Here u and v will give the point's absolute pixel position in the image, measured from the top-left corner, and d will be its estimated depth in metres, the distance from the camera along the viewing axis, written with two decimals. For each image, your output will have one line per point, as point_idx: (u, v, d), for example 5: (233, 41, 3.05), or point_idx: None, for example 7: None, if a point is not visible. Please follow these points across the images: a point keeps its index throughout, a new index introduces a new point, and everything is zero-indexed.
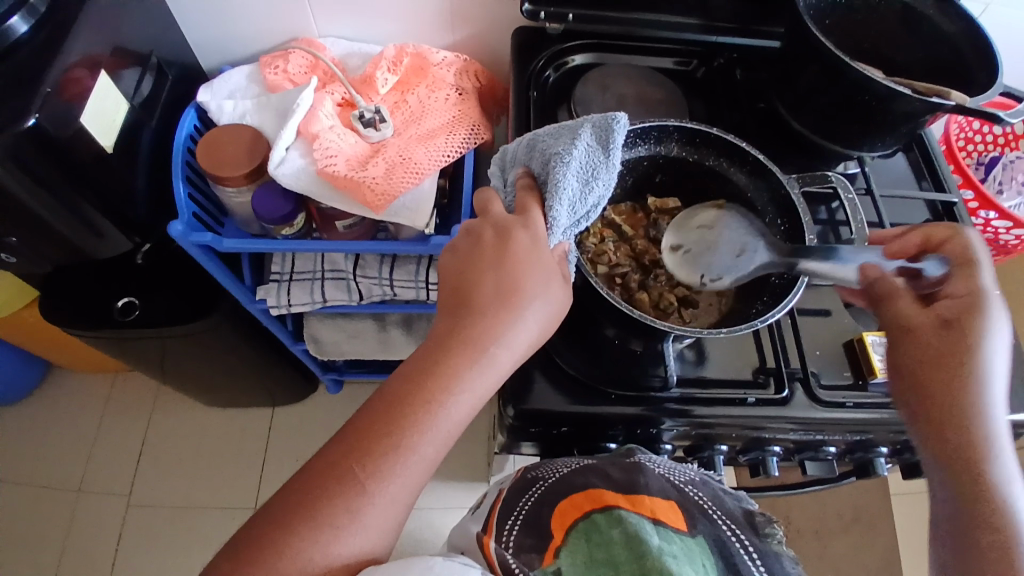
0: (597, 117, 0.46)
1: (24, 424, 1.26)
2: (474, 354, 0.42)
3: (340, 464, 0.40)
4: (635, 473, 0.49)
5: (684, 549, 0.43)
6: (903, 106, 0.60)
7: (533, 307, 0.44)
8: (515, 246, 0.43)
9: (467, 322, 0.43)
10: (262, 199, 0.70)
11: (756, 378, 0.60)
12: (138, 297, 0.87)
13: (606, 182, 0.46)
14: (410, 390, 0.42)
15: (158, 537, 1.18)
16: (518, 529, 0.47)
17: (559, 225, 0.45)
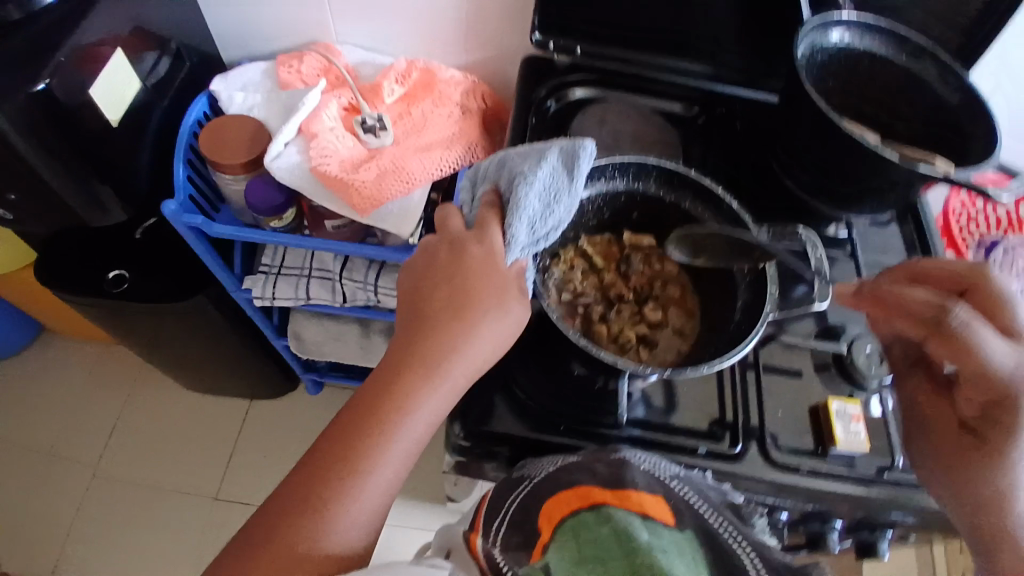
0: (565, 142, 0.46)
1: (8, 381, 1.28)
2: (429, 370, 0.44)
3: (302, 488, 0.42)
4: (621, 469, 0.49)
5: (673, 543, 0.43)
6: (896, 172, 0.60)
7: (489, 319, 0.45)
8: (469, 262, 0.45)
9: (421, 338, 0.45)
10: (255, 189, 0.72)
11: (711, 430, 0.59)
12: (129, 270, 0.89)
13: (567, 206, 0.46)
14: (365, 410, 0.43)
15: (118, 512, 1.18)
16: (506, 527, 0.49)
17: (518, 242, 0.45)
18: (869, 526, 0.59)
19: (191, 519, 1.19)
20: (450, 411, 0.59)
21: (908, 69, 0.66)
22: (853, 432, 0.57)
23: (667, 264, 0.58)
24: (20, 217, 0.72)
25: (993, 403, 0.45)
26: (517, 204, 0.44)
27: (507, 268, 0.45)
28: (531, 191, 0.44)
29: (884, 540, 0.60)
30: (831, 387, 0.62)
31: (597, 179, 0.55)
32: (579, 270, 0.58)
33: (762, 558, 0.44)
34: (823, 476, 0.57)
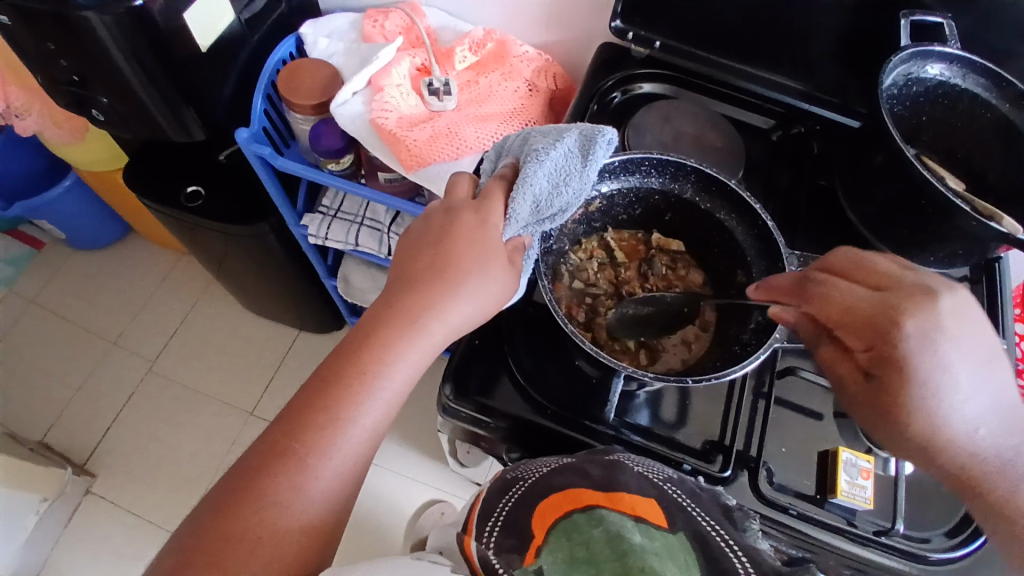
0: (585, 127, 0.49)
1: (96, 270, 1.42)
2: (407, 326, 0.45)
3: (281, 441, 0.43)
4: (614, 471, 0.47)
5: (664, 546, 0.41)
6: (964, 228, 0.55)
7: (473, 283, 0.46)
8: (461, 227, 0.47)
9: (407, 298, 0.46)
10: (320, 133, 0.75)
11: (703, 450, 0.57)
12: (204, 189, 0.97)
13: (576, 189, 0.49)
14: (345, 365, 0.45)
15: (162, 406, 1.29)
16: (500, 529, 0.45)
17: (517, 217, 0.47)
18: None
19: (223, 428, 1.28)
20: (445, 372, 0.59)
21: (1008, 118, 0.60)
22: (858, 486, 0.53)
23: (691, 273, 0.59)
24: (112, 122, 0.79)
25: (877, 341, 0.44)
26: (525, 177, 0.46)
27: (505, 238, 0.48)
28: (540, 165, 0.47)
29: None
30: (846, 438, 0.57)
31: (630, 174, 0.53)
32: (599, 257, 0.59)
33: (750, 558, 0.42)
34: (818, 523, 0.53)
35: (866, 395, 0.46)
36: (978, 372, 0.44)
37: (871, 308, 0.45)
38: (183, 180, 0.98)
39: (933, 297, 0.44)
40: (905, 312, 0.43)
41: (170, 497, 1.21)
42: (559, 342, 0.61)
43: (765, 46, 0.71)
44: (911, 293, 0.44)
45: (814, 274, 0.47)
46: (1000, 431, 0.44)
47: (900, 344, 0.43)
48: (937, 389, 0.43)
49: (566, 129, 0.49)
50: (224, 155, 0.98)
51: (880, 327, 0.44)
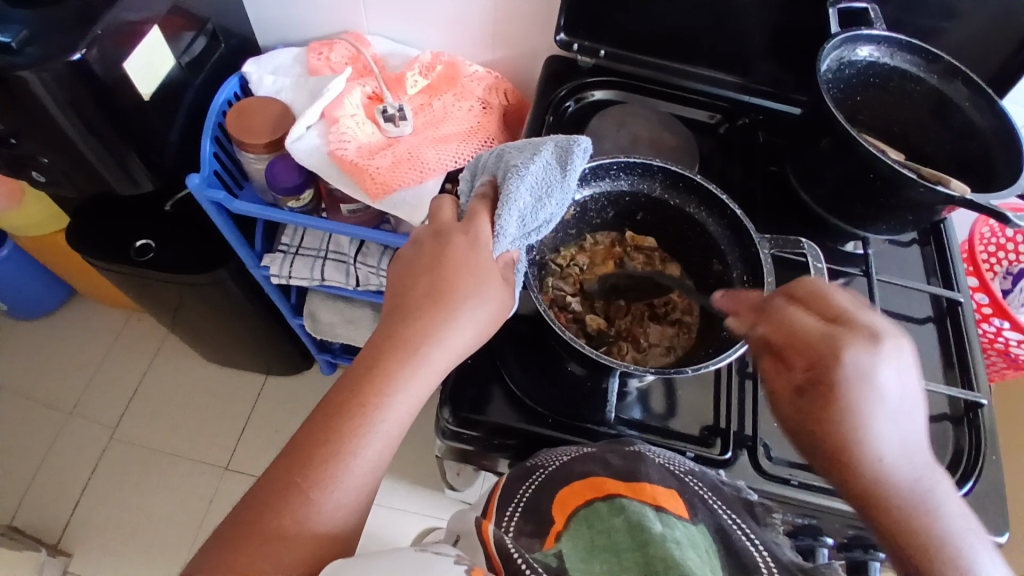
0: (560, 138, 0.50)
1: (40, 340, 1.34)
2: (408, 354, 0.45)
3: (284, 476, 0.42)
4: (636, 462, 0.48)
5: (686, 536, 0.42)
6: (911, 193, 0.59)
7: (471, 308, 0.47)
8: (452, 249, 0.47)
9: (403, 326, 0.46)
10: (276, 169, 0.74)
11: (702, 436, 0.58)
12: (154, 241, 0.93)
13: (558, 201, 0.50)
14: (347, 397, 0.44)
15: (129, 473, 1.22)
16: (519, 514, 0.48)
17: (506, 235, 0.48)
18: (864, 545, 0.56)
19: (199, 487, 1.22)
20: (441, 396, 0.59)
21: (939, 90, 0.64)
22: None
23: (670, 266, 0.59)
24: (55, 181, 0.76)
25: (811, 362, 0.44)
26: (509, 193, 0.47)
27: (496, 255, 0.49)
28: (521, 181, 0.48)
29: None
30: None
31: (602, 180, 0.54)
32: (580, 262, 0.59)
33: (772, 553, 0.43)
34: (822, 493, 0.55)
35: (798, 417, 0.45)
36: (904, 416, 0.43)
37: (816, 335, 0.44)
38: (131, 234, 0.94)
39: (881, 341, 0.43)
40: (845, 343, 0.43)
41: (150, 566, 1.14)
42: (545, 347, 0.62)
43: (705, 46, 0.74)
44: (859, 327, 0.44)
45: (770, 295, 0.47)
46: (922, 484, 0.42)
47: (835, 365, 0.43)
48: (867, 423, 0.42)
49: (541, 142, 0.51)
50: (170, 204, 0.96)
51: (819, 350, 0.44)
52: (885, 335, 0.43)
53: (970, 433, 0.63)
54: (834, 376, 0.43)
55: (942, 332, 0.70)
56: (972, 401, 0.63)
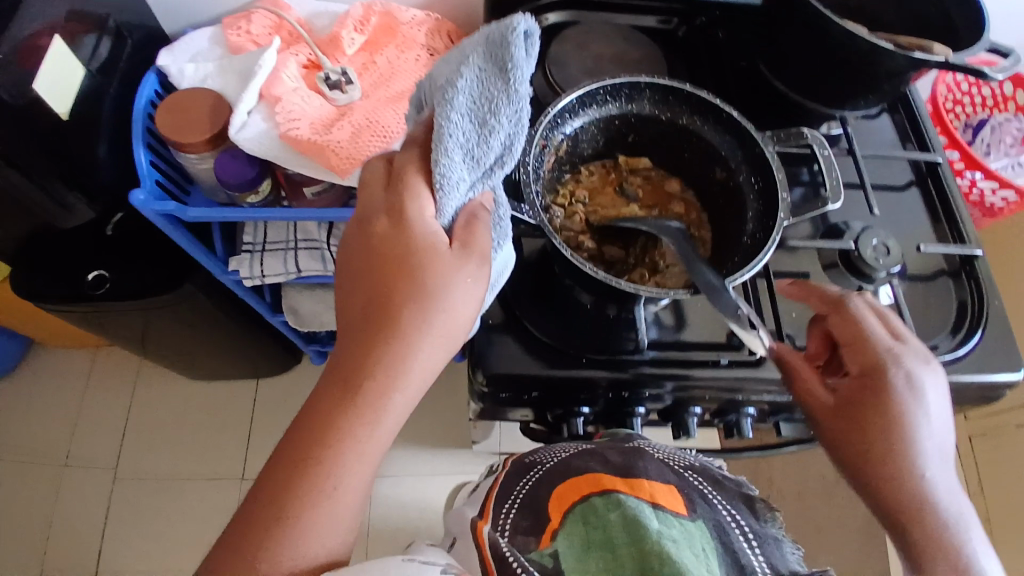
0: (492, 32, 0.40)
1: (8, 397, 1.26)
2: (349, 392, 0.42)
3: (236, 543, 0.40)
4: (634, 458, 0.53)
5: (682, 533, 0.47)
6: (888, 64, 0.58)
7: (411, 327, 0.43)
8: (382, 251, 0.43)
9: (344, 361, 0.43)
10: (224, 163, 0.68)
11: (729, 341, 0.59)
12: (109, 270, 0.86)
13: (508, 117, 0.41)
14: (295, 449, 0.42)
15: (143, 507, 1.19)
16: (516, 510, 0.51)
17: (452, 178, 0.42)
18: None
19: (220, 504, 1.20)
20: (468, 360, 0.57)
21: None
22: None
23: (670, 183, 0.57)
24: None
25: (872, 371, 0.51)
26: (438, 132, 0.40)
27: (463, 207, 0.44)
28: (455, 117, 0.40)
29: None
30: (840, 284, 0.63)
31: (592, 107, 0.51)
32: (580, 198, 0.55)
33: (767, 561, 0.48)
34: None
35: (836, 422, 0.51)
36: (940, 432, 0.51)
37: (879, 347, 0.52)
38: (81, 267, 0.86)
39: (931, 363, 0.52)
40: (902, 359, 0.51)
41: None
42: (558, 289, 0.60)
43: None
44: (915, 348, 0.52)
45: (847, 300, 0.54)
46: (948, 492, 0.50)
47: (892, 376, 0.51)
48: (909, 433, 0.50)
49: (474, 45, 0.41)
50: (111, 228, 0.88)
51: (877, 361, 0.51)
52: (933, 359, 0.52)
53: (970, 280, 0.65)
54: (889, 385, 0.50)
55: (926, 191, 0.71)
56: (967, 253, 0.66)
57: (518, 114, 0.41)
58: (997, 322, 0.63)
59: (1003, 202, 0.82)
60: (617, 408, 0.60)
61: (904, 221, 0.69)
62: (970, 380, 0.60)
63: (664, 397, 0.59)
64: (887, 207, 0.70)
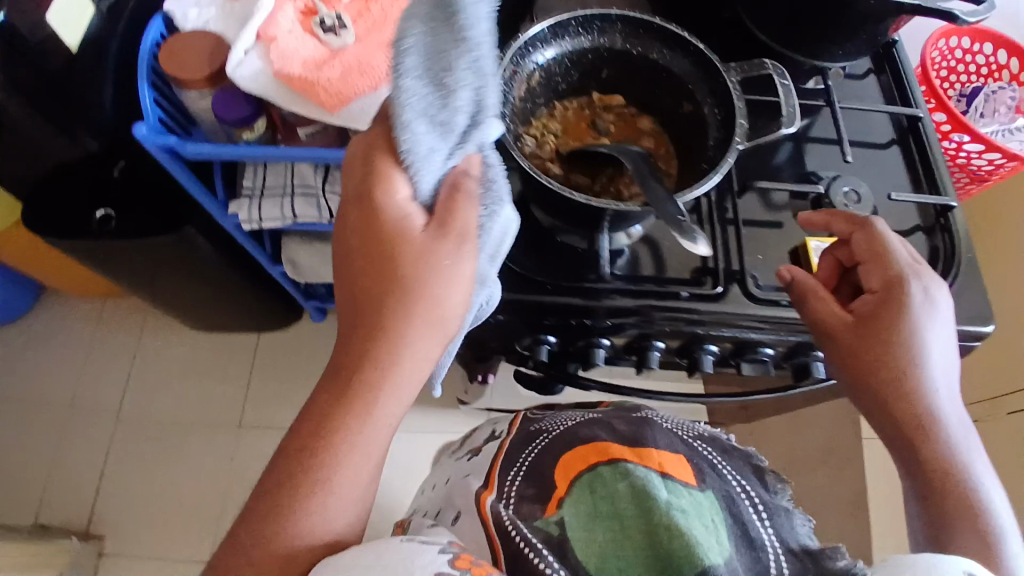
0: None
1: (19, 341, 1.31)
2: (345, 386, 0.44)
3: (237, 542, 0.41)
4: (641, 429, 0.57)
5: (690, 503, 0.51)
6: (864, 5, 0.59)
7: (402, 321, 0.44)
8: (374, 245, 0.45)
9: (342, 357, 0.44)
10: (222, 101, 0.72)
11: (693, 277, 0.61)
12: (114, 210, 0.90)
13: (465, 70, 0.41)
14: (296, 445, 0.43)
15: (146, 450, 1.25)
16: (523, 476, 0.57)
17: (421, 150, 0.41)
18: (805, 349, 0.62)
19: (218, 448, 1.27)
20: None
21: None
22: None
23: (642, 120, 0.58)
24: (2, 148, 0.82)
25: (889, 284, 0.55)
26: (396, 108, 0.39)
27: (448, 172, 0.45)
28: (408, 84, 0.39)
29: (817, 361, 0.63)
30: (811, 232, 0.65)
31: (563, 39, 0.54)
32: (553, 132, 0.57)
33: (779, 538, 0.52)
34: None
35: (855, 337, 0.54)
36: (948, 351, 0.54)
37: (900, 262, 0.55)
38: (88, 207, 0.90)
39: (939, 282, 0.55)
40: (916, 275, 0.55)
41: (190, 530, 1.20)
42: (531, 222, 0.62)
43: None
44: (928, 267, 0.56)
45: (871, 220, 0.57)
46: (955, 410, 0.53)
47: (908, 292, 0.54)
48: (921, 345, 0.53)
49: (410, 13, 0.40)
50: (117, 171, 0.91)
51: (895, 276, 0.55)
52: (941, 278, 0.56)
53: (944, 235, 0.66)
54: (907, 295, 0.54)
55: (908, 150, 0.71)
56: (943, 205, 0.66)
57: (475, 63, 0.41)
58: (965, 274, 0.64)
59: (991, 165, 0.79)
60: (583, 338, 0.62)
61: (882, 176, 0.69)
62: None
63: (627, 328, 0.61)
64: (864, 162, 0.70)
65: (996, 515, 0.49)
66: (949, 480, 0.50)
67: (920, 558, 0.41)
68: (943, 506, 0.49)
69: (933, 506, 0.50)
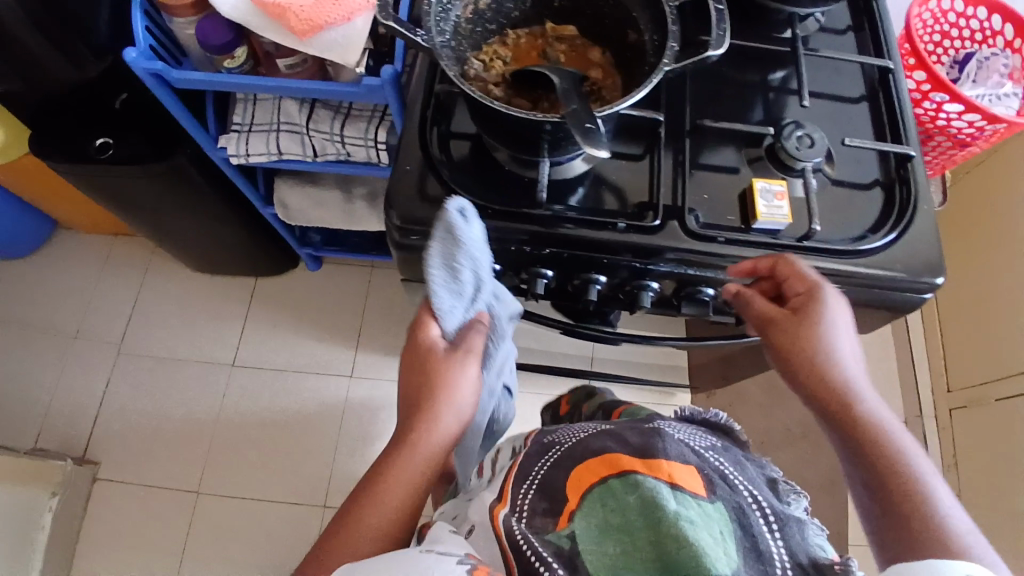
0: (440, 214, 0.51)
1: (32, 272, 1.39)
2: (407, 451, 0.49)
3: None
4: (653, 439, 0.49)
5: (701, 515, 0.44)
6: None
7: (452, 394, 0.52)
8: (420, 355, 0.53)
9: (401, 432, 0.51)
10: (205, 28, 0.75)
11: (635, 212, 0.62)
12: (113, 138, 0.94)
13: (471, 260, 0.51)
14: (361, 498, 0.47)
15: (143, 380, 1.32)
16: (535, 490, 0.51)
17: (449, 310, 0.52)
18: None
19: (210, 384, 1.32)
20: (384, 202, 0.61)
21: None
22: (775, 207, 0.60)
23: (593, 52, 0.59)
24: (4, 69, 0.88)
25: (809, 298, 0.54)
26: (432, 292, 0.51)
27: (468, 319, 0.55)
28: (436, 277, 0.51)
29: None
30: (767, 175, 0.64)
31: None
32: (502, 57, 0.58)
33: (788, 548, 0.44)
34: (750, 245, 0.60)
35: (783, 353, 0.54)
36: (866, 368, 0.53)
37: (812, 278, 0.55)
38: (87, 136, 0.94)
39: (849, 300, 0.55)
40: (830, 289, 0.54)
41: (178, 458, 1.26)
42: (483, 150, 0.64)
43: None
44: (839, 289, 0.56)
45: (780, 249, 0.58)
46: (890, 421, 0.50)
47: (825, 303, 0.53)
48: (840, 358, 0.52)
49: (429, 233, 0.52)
50: (119, 103, 0.96)
51: (811, 289, 0.54)
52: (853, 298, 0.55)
53: (903, 188, 0.64)
54: (824, 306, 0.53)
55: (876, 102, 0.70)
56: (901, 153, 0.64)
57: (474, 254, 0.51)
58: (930, 227, 0.62)
59: (970, 127, 0.74)
60: (522, 265, 0.63)
61: (845, 127, 0.68)
62: (871, 275, 0.60)
63: (564, 257, 0.62)
64: (825, 111, 0.69)
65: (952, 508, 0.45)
66: (893, 487, 0.46)
67: (923, 565, 0.41)
68: (896, 500, 0.45)
69: (883, 518, 0.46)
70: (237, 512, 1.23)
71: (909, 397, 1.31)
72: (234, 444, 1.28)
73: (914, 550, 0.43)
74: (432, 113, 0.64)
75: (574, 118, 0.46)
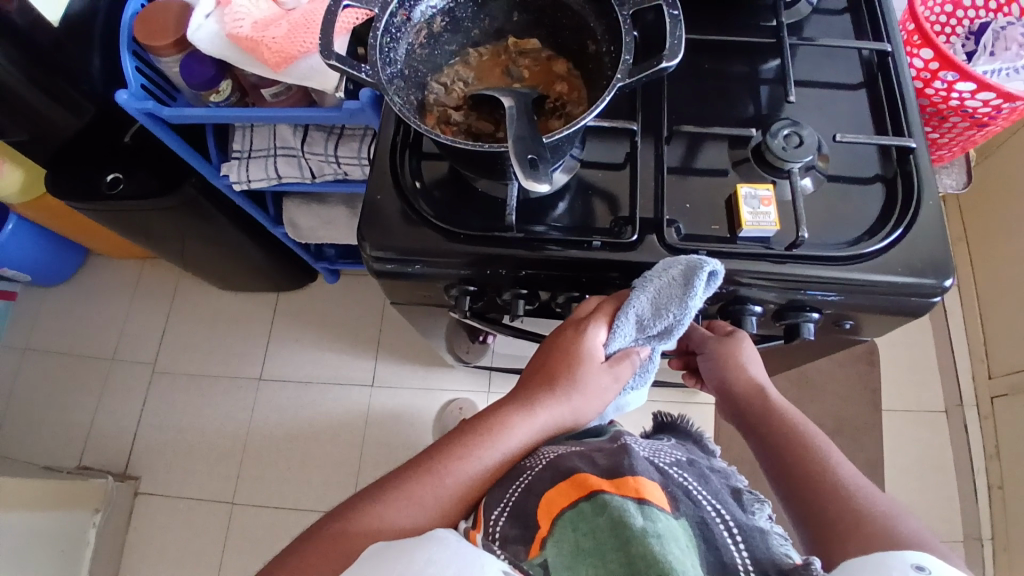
0: (689, 260, 0.50)
1: (70, 300, 1.46)
2: (524, 411, 0.53)
3: (391, 479, 0.50)
4: (620, 456, 0.47)
5: (668, 528, 0.42)
6: None
7: (581, 387, 0.54)
8: (565, 339, 0.55)
9: (524, 392, 0.55)
10: (189, 67, 0.76)
11: (612, 227, 0.59)
12: (123, 174, 0.98)
13: (677, 315, 0.51)
14: (475, 429, 0.52)
15: (177, 398, 1.37)
16: (506, 518, 0.46)
17: (621, 333, 0.53)
18: (735, 300, 0.59)
19: (239, 399, 1.37)
20: (358, 234, 0.60)
21: None
22: (762, 213, 0.56)
23: (557, 64, 0.57)
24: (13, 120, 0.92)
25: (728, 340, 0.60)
26: (627, 303, 0.51)
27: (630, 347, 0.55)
28: (636, 303, 0.51)
29: (751, 317, 0.59)
30: (755, 178, 0.60)
31: None
32: (464, 81, 0.57)
33: (751, 555, 0.44)
34: (736, 256, 0.57)
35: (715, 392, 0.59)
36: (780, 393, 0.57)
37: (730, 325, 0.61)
38: (101, 172, 0.98)
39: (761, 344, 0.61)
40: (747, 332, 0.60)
41: (213, 472, 1.31)
42: (455, 172, 0.63)
43: None
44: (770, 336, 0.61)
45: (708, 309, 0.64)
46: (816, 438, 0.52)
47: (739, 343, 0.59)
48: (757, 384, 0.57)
49: (670, 262, 0.52)
50: (128, 136, 0.99)
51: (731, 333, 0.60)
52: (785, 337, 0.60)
53: (906, 181, 0.59)
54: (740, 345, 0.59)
55: (874, 88, 0.65)
56: (902, 145, 0.60)
57: (683, 318, 0.51)
58: (938, 222, 0.58)
59: (986, 105, 0.68)
60: (500, 287, 0.62)
61: (839, 116, 0.64)
62: (871, 280, 0.56)
63: (541, 277, 0.60)
64: (818, 102, 0.64)
65: (868, 492, 0.46)
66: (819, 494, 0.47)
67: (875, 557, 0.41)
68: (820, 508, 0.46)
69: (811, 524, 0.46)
70: (269, 522, 1.27)
71: (948, 383, 1.25)
72: (263, 456, 1.32)
73: (841, 548, 0.43)
74: (403, 138, 0.63)
75: (518, 154, 0.44)
